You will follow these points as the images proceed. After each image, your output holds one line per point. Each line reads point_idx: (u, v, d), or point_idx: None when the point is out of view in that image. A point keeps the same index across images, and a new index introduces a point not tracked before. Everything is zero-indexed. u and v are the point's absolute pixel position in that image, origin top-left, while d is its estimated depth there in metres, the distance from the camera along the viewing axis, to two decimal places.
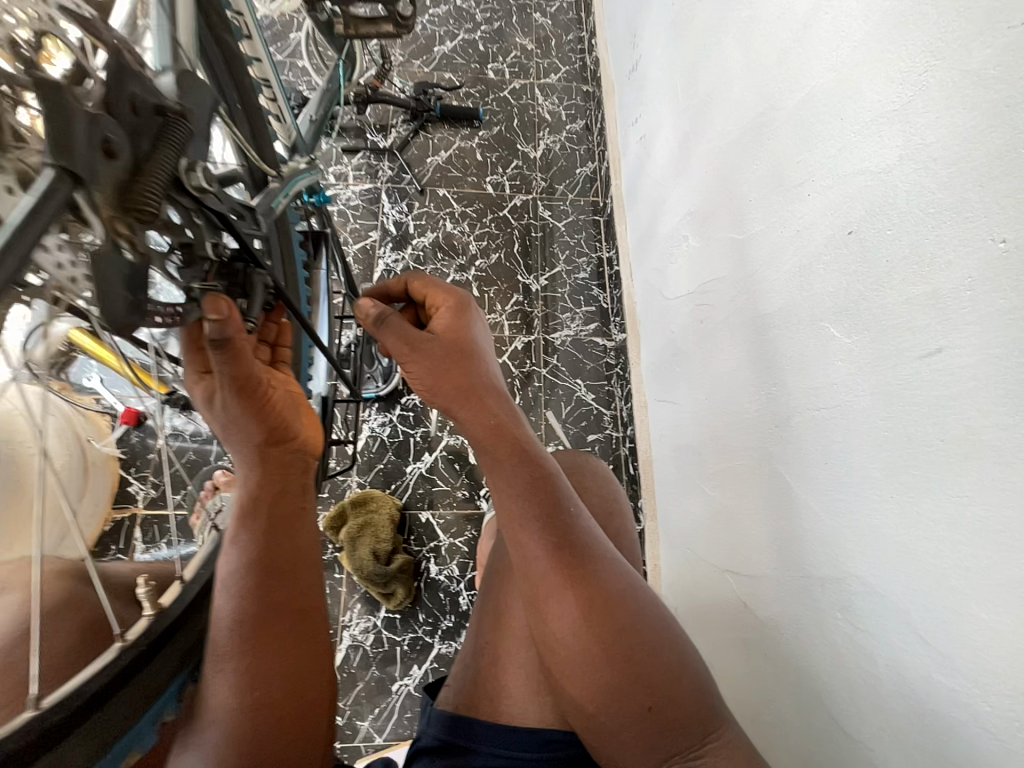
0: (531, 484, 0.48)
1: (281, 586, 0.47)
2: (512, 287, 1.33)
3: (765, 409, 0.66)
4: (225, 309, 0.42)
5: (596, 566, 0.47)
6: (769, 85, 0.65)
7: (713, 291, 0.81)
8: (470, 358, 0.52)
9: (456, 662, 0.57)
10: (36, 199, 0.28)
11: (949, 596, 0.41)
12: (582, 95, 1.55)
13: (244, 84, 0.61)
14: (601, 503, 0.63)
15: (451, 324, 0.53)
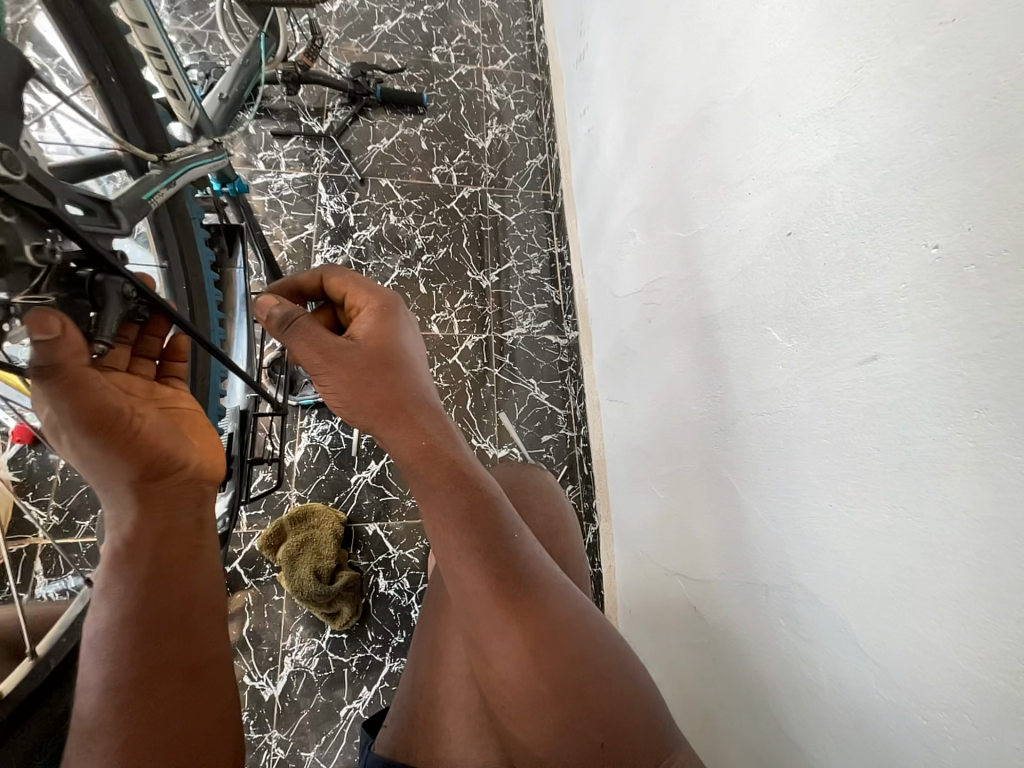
0: (468, 509, 0.44)
1: (169, 635, 0.42)
2: (462, 284, 1.28)
3: (711, 412, 0.65)
4: (56, 326, 0.39)
5: (540, 594, 0.43)
6: (710, 78, 0.63)
7: (661, 290, 0.80)
8: (398, 368, 0.47)
9: (395, 699, 0.52)
10: None
11: (885, 605, 0.41)
12: (531, 83, 1.51)
13: (121, 53, 0.54)
14: (545, 521, 0.61)
15: (375, 327, 0.48)
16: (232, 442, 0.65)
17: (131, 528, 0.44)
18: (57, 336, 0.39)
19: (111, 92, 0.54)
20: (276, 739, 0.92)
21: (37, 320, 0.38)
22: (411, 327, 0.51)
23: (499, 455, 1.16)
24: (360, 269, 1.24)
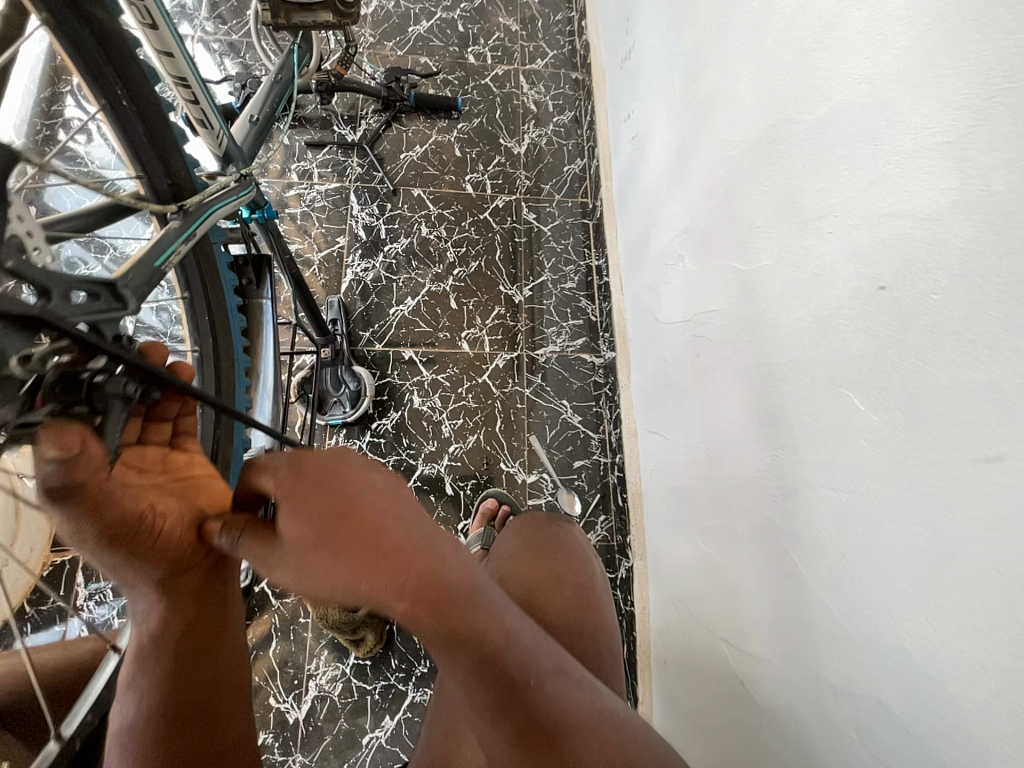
0: (477, 675, 0.33)
1: (194, 734, 0.39)
2: (494, 299, 1.23)
3: (772, 473, 0.58)
4: (76, 440, 0.38)
5: (582, 755, 0.34)
6: (784, 93, 0.55)
7: (712, 324, 0.72)
8: (381, 570, 0.31)
9: None
10: None
11: (996, 754, 0.34)
12: (571, 83, 1.42)
13: (134, 72, 0.51)
14: (575, 596, 0.57)
15: (331, 521, 0.32)
16: None
17: (158, 622, 0.41)
18: (75, 453, 0.38)
19: (124, 114, 0.52)
20: (300, 762, 0.91)
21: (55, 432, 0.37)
22: (387, 486, 0.35)
23: (528, 481, 1.11)
24: (390, 283, 1.21)
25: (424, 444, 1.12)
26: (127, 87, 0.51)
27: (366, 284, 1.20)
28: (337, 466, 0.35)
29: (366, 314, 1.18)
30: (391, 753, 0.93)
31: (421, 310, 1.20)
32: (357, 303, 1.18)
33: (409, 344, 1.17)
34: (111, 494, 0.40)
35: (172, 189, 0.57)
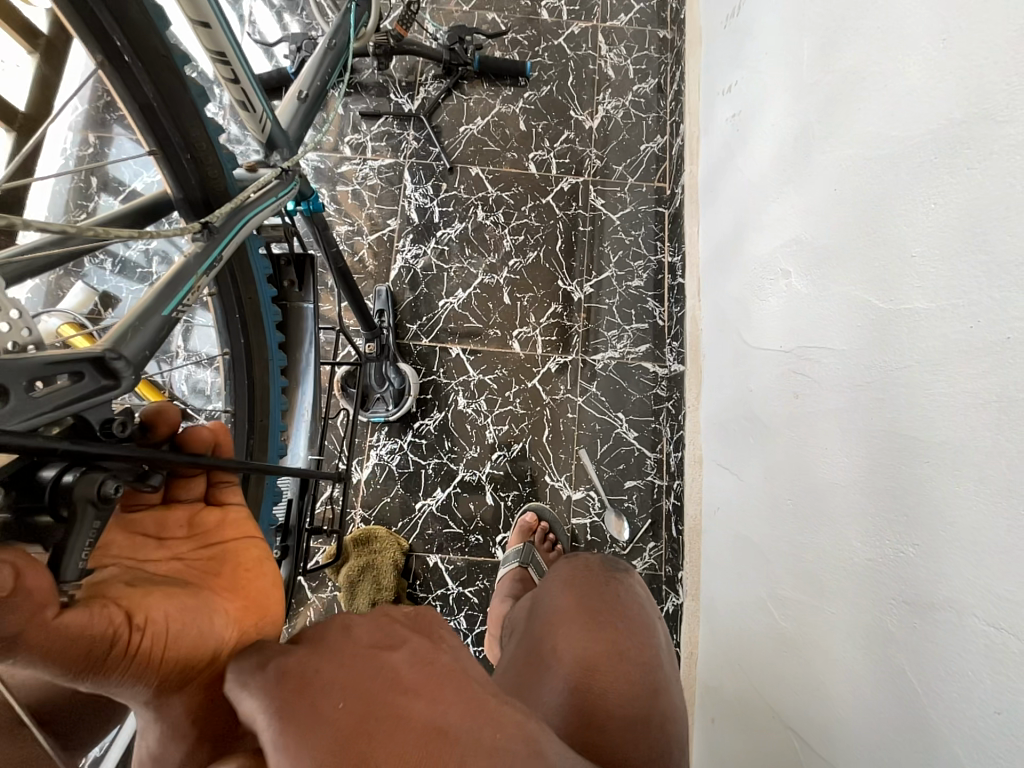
0: None
1: None
2: (551, 295, 1.12)
3: (892, 570, 0.47)
4: (8, 576, 0.25)
5: None
6: (984, 82, 0.41)
7: (821, 364, 0.60)
8: None
9: None
10: None
11: None
12: (657, 43, 1.23)
13: (138, 19, 0.41)
14: (646, 677, 0.47)
15: (348, 763, 0.23)
16: (288, 512, 0.58)
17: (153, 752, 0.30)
18: (6, 597, 0.24)
19: (128, 71, 0.43)
20: None
21: None
22: (412, 675, 0.27)
23: (574, 497, 1.04)
24: (441, 273, 1.13)
25: (465, 448, 1.06)
26: (129, 34, 0.41)
27: (415, 273, 1.13)
28: (346, 668, 0.27)
29: (414, 305, 1.11)
30: None
31: (471, 303, 1.12)
32: (405, 293, 1.11)
33: (457, 341, 1.10)
34: (68, 631, 0.26)
35: (193, 163, 0.49)
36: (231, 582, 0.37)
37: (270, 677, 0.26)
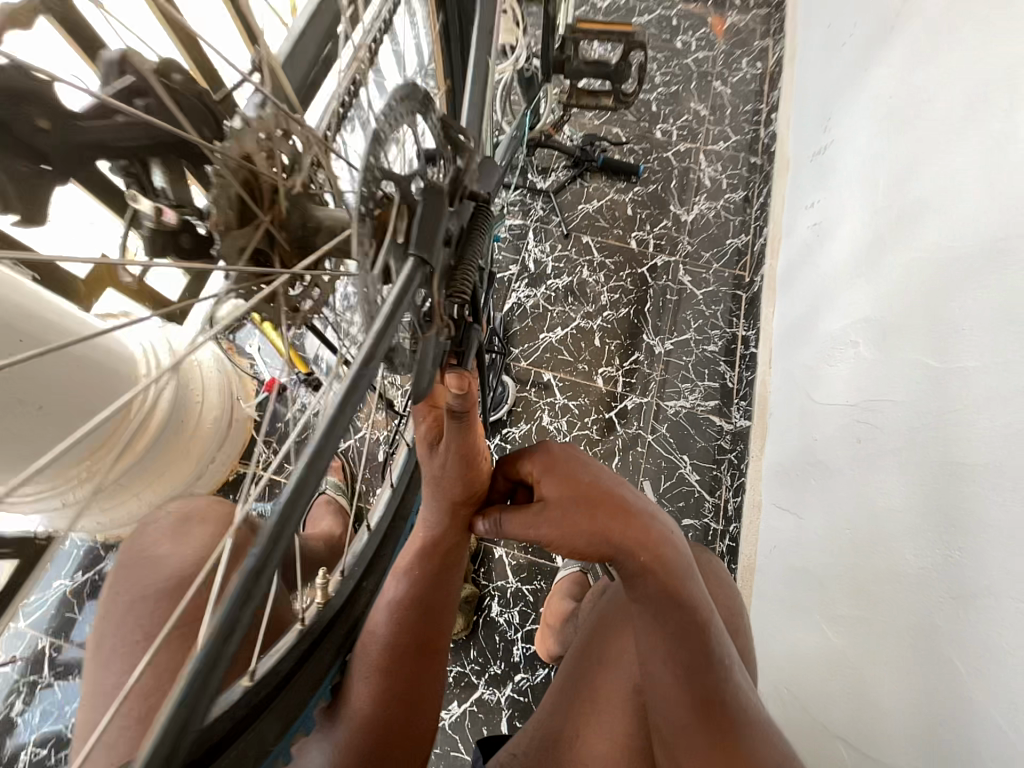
0: (684, 630, 0.47)
1: (428, 626, 0.49)
2: (636, 346, 1.31)
3: (940, 572, 0.57)
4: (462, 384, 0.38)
5: (749, 743, 0.45)
6: (1017, 214, 0.58)
7: (884, 414, 0.73)
8: (628, 529, 0.46)
9: (523, 734, 0.63)
10: (394, 302, 0.24)
11: None
12: (747, 166, 1.51)
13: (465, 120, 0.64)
14: (727, 618, 0.63)
15: (590, 496, 0.46)
16: None
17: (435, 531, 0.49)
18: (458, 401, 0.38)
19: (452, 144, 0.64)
20: None
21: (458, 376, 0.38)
22: (613, 476, 0.49)
23: None
24: (545, 313, 1.35)
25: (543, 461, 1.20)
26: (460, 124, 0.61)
27: (525, 308, 1.36)
28: (575, 461, 0.48)
29: (518, 334, 1.33)
30: (451, 739, 0.97)
31: (567, 341, 1.32)
32: (514, 323, 1.34)
33: (550, 369, 1.29)
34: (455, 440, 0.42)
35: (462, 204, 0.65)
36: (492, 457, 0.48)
37: (539, 458, 0.49)
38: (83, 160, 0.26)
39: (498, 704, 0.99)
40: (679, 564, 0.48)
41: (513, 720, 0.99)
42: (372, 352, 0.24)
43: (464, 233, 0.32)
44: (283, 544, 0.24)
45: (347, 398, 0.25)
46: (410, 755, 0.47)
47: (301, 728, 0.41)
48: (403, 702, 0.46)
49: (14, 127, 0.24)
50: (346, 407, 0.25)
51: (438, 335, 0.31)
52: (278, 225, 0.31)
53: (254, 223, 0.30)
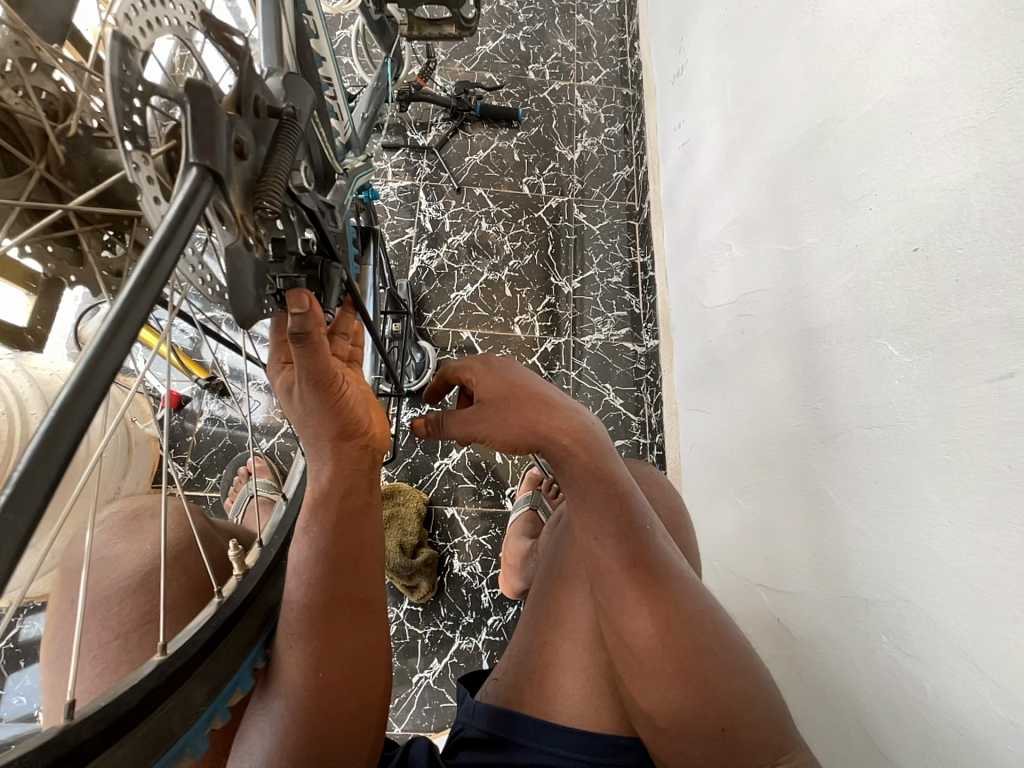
0: (607, 500, 0.53)
1: (349, 572, 0.41)
2: (546, 290, 1.34)
3: (810, 423, 0.66)
4: (305, 302, 0.33)
5: (677, 593, 0.49)
6: (830, 97, 0.65)
7: (758, 302, 0.81)
8: (549, 413, 0.55)
9: (501, 664, 0.61)
10: (179, 210, 0.24)
11: (989, 614, 0.43)
12: (621, 97, 1.54)
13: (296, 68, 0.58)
14: (670, 515, 0.66)
15: (511, 393, 0.55)
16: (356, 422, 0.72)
17: (325, 476, 0.41)
18: (302, 313, 0.33)
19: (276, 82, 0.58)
20: None
21: (295, 293, 0.33)
22: (529, 378, 0.57)
23: None
24: (452, 272, 1.34)
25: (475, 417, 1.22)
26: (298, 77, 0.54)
27: (430, 271, 1.33)
28: (495, 371, 0.56)
29: (429, 298, 1.31)
30: (437, 693, 1.01)
31: (478, 296, 1.32)
32: (422, 288, 1.31)
33: (467, 327, 1.29)
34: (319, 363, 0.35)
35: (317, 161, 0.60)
36: (375, 405, 0.44)
37: (466, 372, 0.57)
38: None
39: (475, 650, 1.03)
40: (597, 446, 0.55)
41: (493, 659, 1.04)
42: (153, 271, 0.23)
43: (273, 147, 0.31)
44: (36, 496, 0.19)
45: (131, 307, 0.23)
46: (356, 718, 0.41)
47: (235, 689, 0.37)
48: (340, 675, 0.40)
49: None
50: (120, 332, 0.22)
51: (254, 251, 0.31)
52: (58, 170, 0.30)
53: (26, 170, 0.29)
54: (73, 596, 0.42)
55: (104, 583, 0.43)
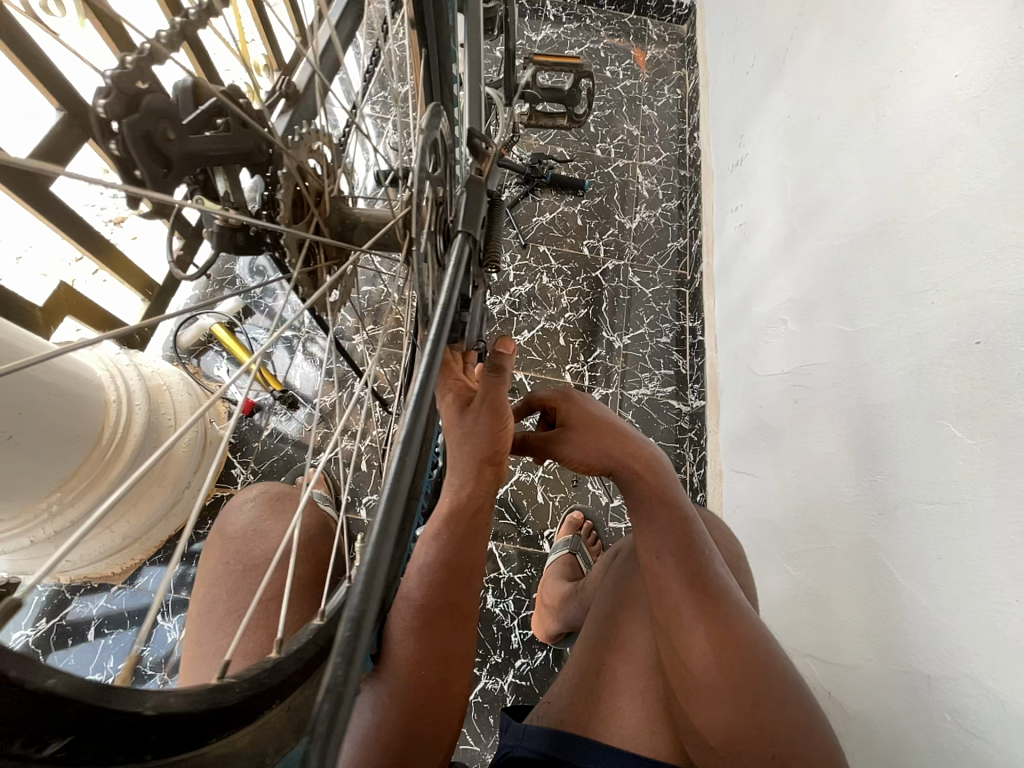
0: (670, 523, 0.57)
1: (461, 586, 0.46)
2: (597, 343, 1.42)
3: (866, 495, 0.69)
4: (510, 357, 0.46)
5: (732, 616, 0.51)
6: (891, 202, 0.73)
7: (813, 376, 0.86)
8: (623, 440, 0.61)
9: (556, 689, 0.64)
10: (454, 266, 0.39)
11: None
12: (679, 178, 1.69)
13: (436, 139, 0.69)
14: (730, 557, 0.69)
15: (594, 421, 0.61)
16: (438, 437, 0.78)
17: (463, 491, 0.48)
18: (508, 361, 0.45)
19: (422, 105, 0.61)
20: None
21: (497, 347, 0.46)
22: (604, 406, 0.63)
23: (611, 503, 1.21)
24: (511, 318, 1.44)
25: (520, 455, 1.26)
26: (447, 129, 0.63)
27: (492, 315, 1.43)
28: (576, 399, 0.63)
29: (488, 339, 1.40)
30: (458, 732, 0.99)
31: (534, 342, 1.41)
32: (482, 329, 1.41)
33: (521, 369, 1.37)
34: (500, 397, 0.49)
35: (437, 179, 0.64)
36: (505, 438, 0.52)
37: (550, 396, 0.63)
38: (192, 167, 0.30)
39: (501, 691, 1.02)
40: (664, 475, 0.61)
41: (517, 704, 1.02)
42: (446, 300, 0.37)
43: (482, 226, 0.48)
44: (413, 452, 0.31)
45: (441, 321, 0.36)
46: (443, 721, 0.43)
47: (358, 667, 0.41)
48: (437, 679, 0.43)
49: (151, 137, 0.28)
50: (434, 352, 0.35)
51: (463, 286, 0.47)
52: (324, 219, 0.39)
53: (306, 218, 0.37)
54: (230, 561, 0.48)
55: (255, 552, 0.49)
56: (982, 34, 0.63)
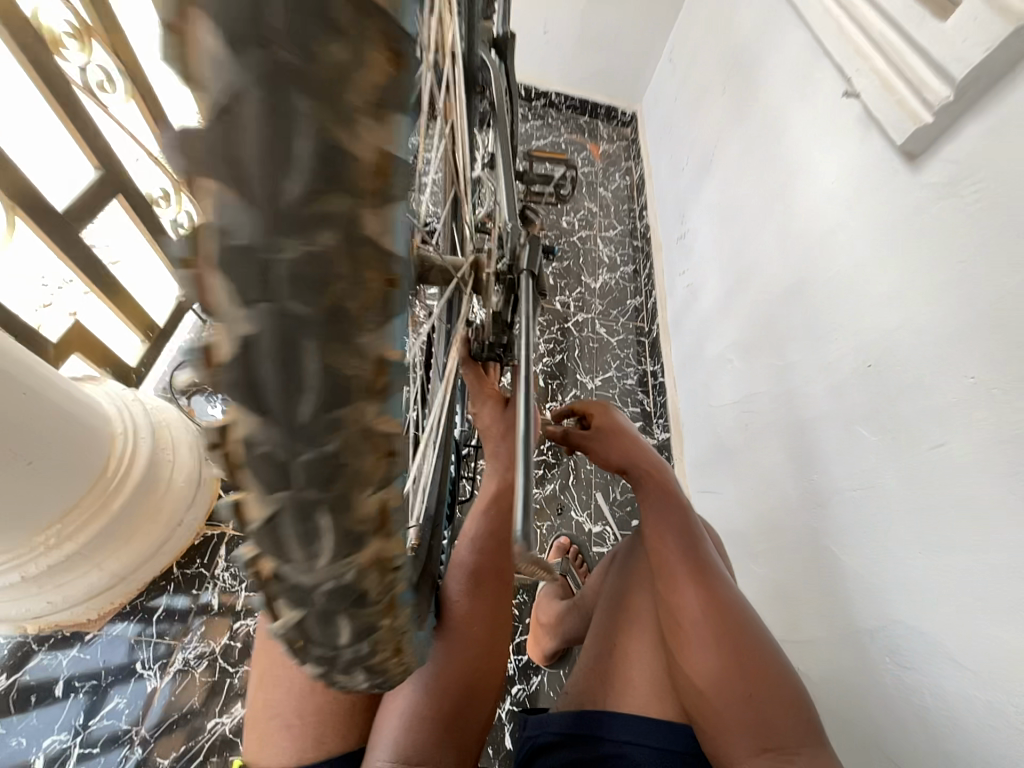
0: (672, 512, 0.69)
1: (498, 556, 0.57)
2: (572, 386, 1.58)
3: (808, 493, 0.85)
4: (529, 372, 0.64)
5: (721, 586, 0.62)
6: (801, 267, 0.96)
7: (757, 402, 1.04)
8: (633, 444, 0.77)
9: (576, 673, 0.72)
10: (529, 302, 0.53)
11: (966, 622, 0.57)
12: (632, 247, 1.98)
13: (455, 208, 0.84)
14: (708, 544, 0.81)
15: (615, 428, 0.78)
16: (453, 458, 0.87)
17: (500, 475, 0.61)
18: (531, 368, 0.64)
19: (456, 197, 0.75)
20: None
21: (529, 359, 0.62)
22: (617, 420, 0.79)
23: (593, 530, 1.30)
24: None
25: None
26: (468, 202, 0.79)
27: None
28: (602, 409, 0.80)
29: None
30: None
31: None
32: None
33: None
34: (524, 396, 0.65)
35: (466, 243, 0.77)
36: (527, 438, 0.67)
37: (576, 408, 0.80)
38: None
39: (500, 719, 1.03)
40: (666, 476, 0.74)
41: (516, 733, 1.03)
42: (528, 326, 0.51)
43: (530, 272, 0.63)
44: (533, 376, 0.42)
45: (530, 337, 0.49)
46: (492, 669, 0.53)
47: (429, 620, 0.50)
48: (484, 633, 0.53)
49: None
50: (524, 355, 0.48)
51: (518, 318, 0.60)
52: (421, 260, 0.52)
53: None
54: None
55: None
56: (846, 154, 0.89)
